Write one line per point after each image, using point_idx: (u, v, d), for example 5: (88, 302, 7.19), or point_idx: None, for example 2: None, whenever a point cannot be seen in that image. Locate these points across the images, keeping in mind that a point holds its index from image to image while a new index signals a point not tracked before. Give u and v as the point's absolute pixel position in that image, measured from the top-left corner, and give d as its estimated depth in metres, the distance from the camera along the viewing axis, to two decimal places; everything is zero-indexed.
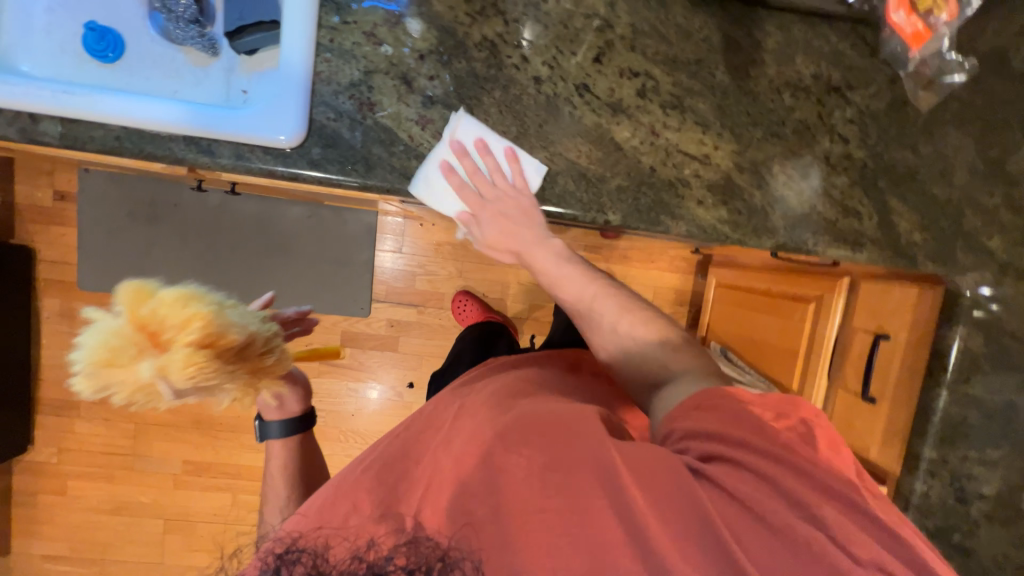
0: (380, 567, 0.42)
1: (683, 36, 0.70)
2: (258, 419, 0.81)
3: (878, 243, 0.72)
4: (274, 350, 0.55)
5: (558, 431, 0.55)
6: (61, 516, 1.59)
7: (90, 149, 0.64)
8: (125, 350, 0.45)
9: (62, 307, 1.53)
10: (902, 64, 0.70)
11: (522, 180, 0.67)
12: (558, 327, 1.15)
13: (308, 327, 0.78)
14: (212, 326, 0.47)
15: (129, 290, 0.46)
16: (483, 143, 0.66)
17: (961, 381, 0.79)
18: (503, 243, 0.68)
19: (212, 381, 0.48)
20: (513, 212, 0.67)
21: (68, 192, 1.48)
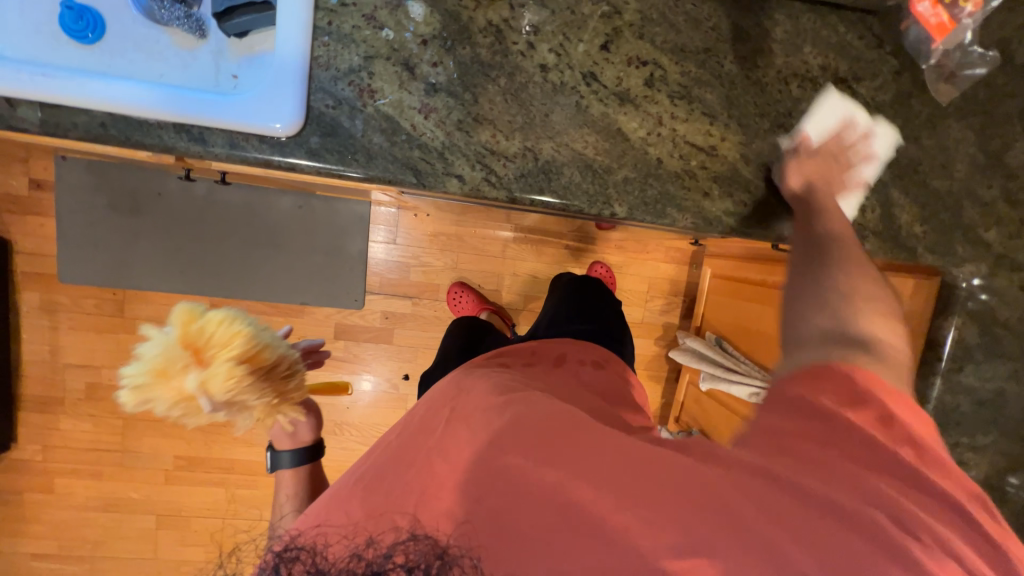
0: (378, 567, 0.39)
1: (692, 24, 0.69)
2: (269, 450, 0.80)
3: (879, 235, 0.73)
4: (297, 373, 0.61)
5: (555, 430, 0.57)
6: (48, 515, 1.56)
7: (74, 137, 0.61)
8: (175, 363, 0.52)
9: (42, 301, 1.48)
10: (926, 56, 0.71)
11: (860, 163, 0.70)
12: (548, 315, 1.14)
13: (320, 359, 0.87)
14: (253, 343, 0.56)
15: (182, 310, 0.53)
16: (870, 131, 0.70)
17: (955, 370, 0.81)
18: (807, 176, 0.68)
19: (245, 395, 0.55)
20: (834, 171, 0.69)
21: (44, 181, 1.42)
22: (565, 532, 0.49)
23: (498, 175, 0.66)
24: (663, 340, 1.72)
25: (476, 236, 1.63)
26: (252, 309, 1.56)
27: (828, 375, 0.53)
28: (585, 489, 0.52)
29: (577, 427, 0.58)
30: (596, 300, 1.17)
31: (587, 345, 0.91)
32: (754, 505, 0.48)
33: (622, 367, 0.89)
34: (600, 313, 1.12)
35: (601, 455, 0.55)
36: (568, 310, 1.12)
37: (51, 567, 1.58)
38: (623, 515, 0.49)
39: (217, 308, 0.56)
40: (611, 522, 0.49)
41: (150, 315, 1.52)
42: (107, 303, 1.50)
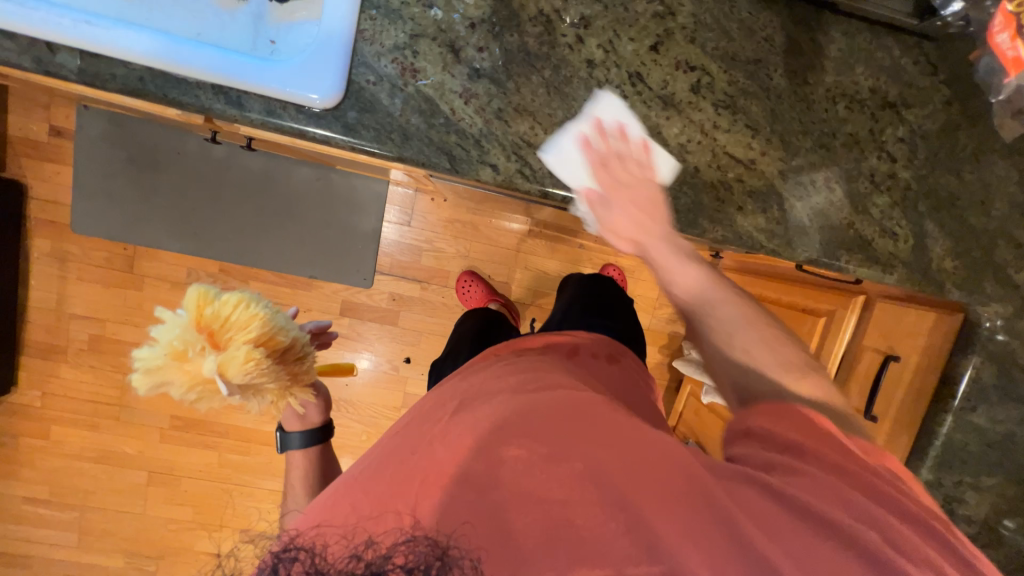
0: (378, 567, 0.38)
1: (745, 32, 0.68)
2: (280, 430, 0.82)
3: (908, 266, 0.72)
4: (308, 357, 0.61)
5: (568, 426, 0.56)
6: (43, 460, 1.57)
7: (110, 88, 0.60)
8: (191, 346, 0.51)
9: (53, 249, 1.47)
10: (997, 89, 0.69)
11: (648, 159, 0.64)
12: (560, 311, 1.12)
13: (326, 341, 0.87)
14: (269, 326, 0.55)
15: (198, 292, 0.53)
16: (620, 125, 0.65)
17: (966, 409, 0.81)
18: (629, 231, 0.63)
19: (262, 378, 0.54)
20: (643, 193, 0.62)
21: (64, 129, 1.41)
22: (571, 536, 0.47)
23: (533, 168, 0.65)
24: (667, 348, 1.71)
25: (491, 227, 1.62)
26: (261, 277, 1.55)
27: (773, 406, 0.55)
28: (595, 496, 0.50)
29: (588, 425, 0.56)
30: (609, 298, 1.16)
31: (602, 339, 0.89)
32: (772, 534, 0.45)
33: (633, 361, 0.87)
34: (614, 310, 1.12)
35: (612, 459, 0.53)
36: (579, 305, 1.11)
37: (40, 512, 1.60)
38: (631, 525, 0.48)
39: (232, 291, 0.55)
40: (619, 533, 0.47)
41: (158, 273, 1.52)
42: (118, 257, 1.49)
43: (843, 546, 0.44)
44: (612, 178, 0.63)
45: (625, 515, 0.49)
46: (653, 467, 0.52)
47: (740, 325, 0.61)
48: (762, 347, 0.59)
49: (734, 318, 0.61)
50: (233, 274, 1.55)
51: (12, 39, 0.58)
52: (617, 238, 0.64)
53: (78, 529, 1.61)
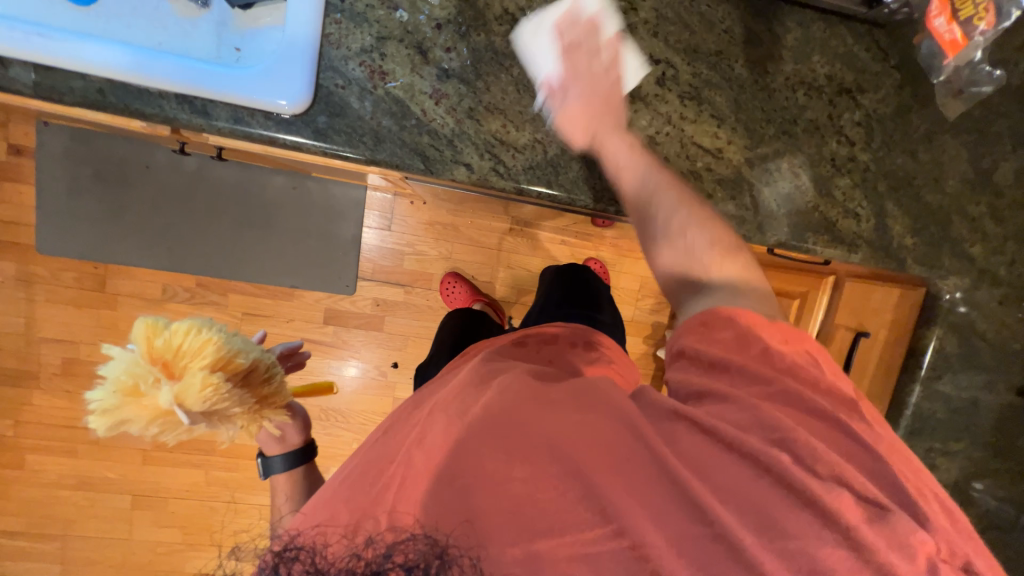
0: (378, 567, 0.37)
1: (706, 25, 0.70)
2: (261, 456, 0.81)
3: (871, 244, 0.75)
4: (276, 376, 0.60)
5: (530, 407, 0.56)
6: (19, 491, 1.51)
7: (68, 101, 0.59)
8: (147, 379, 0.50)
9: (18, 271, 1.42)
10: (937, 70, 0.72)
11: (617, 62, 0.64)
12: (540, 304, 1.14)
13: (299, 361, 0.88)
14: (226, 348, 0.54)
15: (146, 323, 0.51)
16: (597, 19, 0.63)
17: (934, 378, 0.84)
18: (584, 122, 0.62)
19: (225, 403, 0.53)
20: (603, 89, 0.62)
21: (24, 147, 1.36)
22: (535, 513, 0.48)
23: (506, 166, 0.66)
24: (652, 338, 1.74)
25: (473, 227, 1.62)
26: (239, 289, 1.52)
27: (718, 324, 0.56)
28: (555, 471, 0.51)
29: (547, 405, 0.56)
30: (588, 287, 1.18)
31: (585, 329, 0.89)
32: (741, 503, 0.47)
33: (613, 347, 0.87)
34: (592, 300, 1.13)
35: (569, 433, 0.53)
36: (560, 296, 1.13)
37: (19, 545, 1.54)
38: (590, 495, 0.49)
39: (182, 319, 0.53)
40: (576, 502, 0.49)
41: (132, 291, 1.48)
42: (88, 277, 1.45)
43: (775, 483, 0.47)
44: (575, 68, 0.62)
45: (585, 485, 0.50)
46: (608, 435, 0.53)
47: (688, 223, 0.60)
48: (704, 244, 0.60)
49: (676, 219, 0.60)
50: (212, 288, 1.52)
51: None
52: (571, 127, 0.61)
53: (60, 560, 1.55)
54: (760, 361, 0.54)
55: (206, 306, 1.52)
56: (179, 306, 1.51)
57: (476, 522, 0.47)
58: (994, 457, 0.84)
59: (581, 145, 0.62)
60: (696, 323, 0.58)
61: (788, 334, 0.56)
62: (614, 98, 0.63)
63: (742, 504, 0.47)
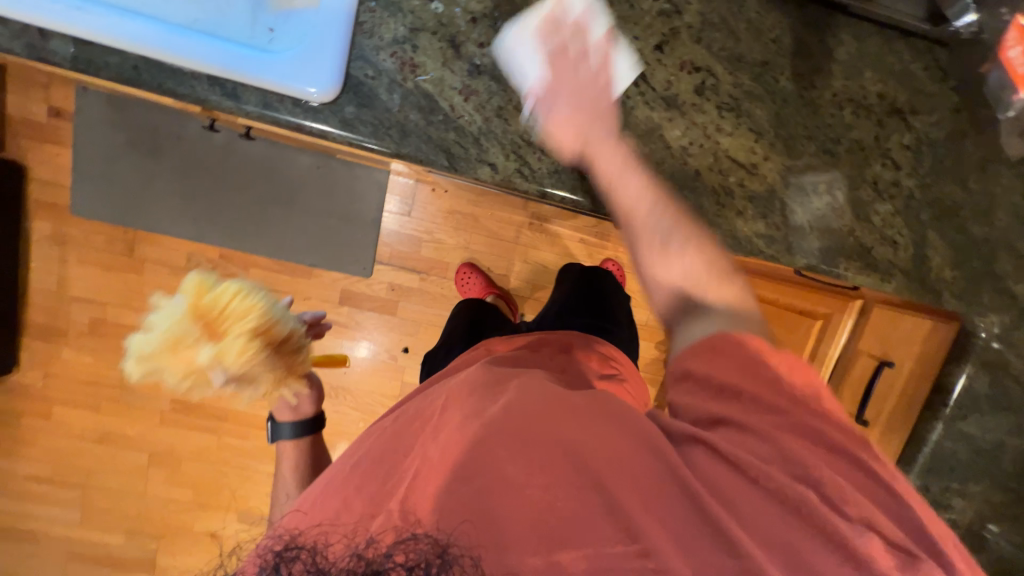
0: (378, 566, 0.37)
1: (753, 33, 0.66)
2: (270, 420, 0.83)
3: (906, 274, 0.71)
4: (306, 350, 0.65)
5: (550, 414, 0.55)
6: (44, 439, 1.60)
7: (104, 77, 0.59)
8: (192, 333, 0.55)
9: (53, 231, 1.47)
10: (1007, 106, 0.67)
11: (605, 66, 0.61)
12: (555, 306, 1.11)
13: (320, 331, 0.87)
14: (266, 315, 0.59)
15: (198, 281, 0.56)
16: (580, 24, 0.60)
17: (957, 418, 0.81)
18: (573, 131, 0.59)
19: (258, 368, 0.58)
20: (591, 94, 0.59)
21: (64, 109, 1.40)
22: (555, 524, 0.47)
23: (531, 168, 0.64)
24: (664, 345, 1.72)
25: (492, 219, 1.61)
26: (260, 264, 1.56)
27: (728, 349, 0.51)
28: (577, 481, 0.50)
29: (566, 409, 0.56)
30: (605, 294, 1.15)
31: (593, 338, 0.89)
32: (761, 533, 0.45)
33: (622, 359, 0.88)
34: (608, 309, 1.11)
35: (591, 441, 0.52)
36: (577, 303, 1.10)
37: (42, 490, 1.63)
38: (611, 508, 0.48)
39: (230, 281, 0.58)
40: (603, 517, 0.48)
41: (158, 257, 1.52)
42: (118, 241, 1.50)
43: (786, 507, 0.45)
44: (559, 73, 0.59)
45: (607, 497, 0.49)
46: (629, 445, 0.52)
47: (676, 232, 0.56)
48: (698, 263, 0.56)
49: (663, 227, 0.56)
50: (233, 260, 1.55)
51: (4, 24, 0.57)
52: (560, 136, 0.59)
53: (80, 507, 1.64)
54: (759, 377, 0.49)
55: (227, 278, 1.56)
56: None
57: (492, 524, 0.47)
58: (1015, 504, 0.81)
59: (573, 154, 0.59)
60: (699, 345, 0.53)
61: (797, 365, 0.50)
62: (606, 106, 0.60)
63: (755, 525, 0.45)
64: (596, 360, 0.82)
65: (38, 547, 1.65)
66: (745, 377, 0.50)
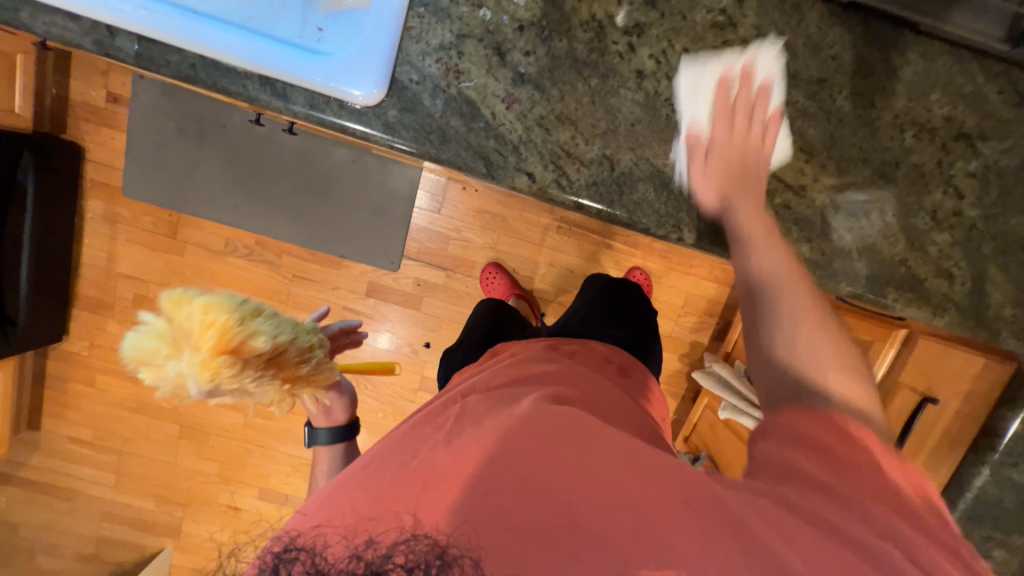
0: (378, 567, 0.40)
1: (812, 49, 0.63)
2: (308, 427, 0.85)
3: (961, 309, 0.67)
4: (307, 360, 0.64)
5: (574, 435, 0.56)
6: (87, 405, 1.69)
7: (164, 74, 0.62)
8: (163, 347, 0.55)
9: (105, 210, 1.56)
10: None
11: (771, 130, 0.62)
12: (579, 314, 1.10)
13: (357, 340, 0.89)
14: (236, 331, 0.56)
15: (169, 296, 0.55)
16: (765, 88, 0.62)
17: (1007, 464, 0.75)
18: (719, 188, 0.61)
19: (235, 383, 0.56)
20: (741, 156, 0.61)
21: (121, 96, 1.48)
22: (574, 538, 0.46)
23: (569, 178, 0.63)
24: (688, 357, 1.68)
25: (520, 220, 1.61)
26: (293, 253, 1.60)
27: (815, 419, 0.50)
28: (597, 498, 0.49)
29: (594, 435, 0.56)
30: (632, 307, 1.14)
31: (615, 349, 0.88)
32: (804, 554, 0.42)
33: (647, 375, 0.86)
34: (633, 321, 1.10)
35: (613, 464, 0.53)
36: (600, 314, 1.09)
37: (83, 452, 1.73)
38: (635, 527, 0.47)
39: (201, 294, 0.57)
40: (623, 536, 0.46)
41: (199, 241, 1.58)
42: (163, 223, 1.57)
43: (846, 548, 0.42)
44: (726, 126, 0.61)
45: (631, 515, 0.47)
46: (654, 473, 0.52)
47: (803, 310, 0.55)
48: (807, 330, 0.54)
49: (794, 303, 0.55)
50: (268, 247, 1.60)
51: (77, 21, 0.60)
52: (705, 183, 0.61)
53: (115, 471, 1.73)
54: (820, 432, 0.49)
55: (262, 264, 1.61)
56: (238, 260, 1.60)
57: (508, 534, 0.46)
58: None
59: (712, 202, 0.61)
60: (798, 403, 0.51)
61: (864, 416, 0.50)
62: (756, 169, 0.61)
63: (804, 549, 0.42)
64: (617, 369, 0.81)
65: (76, 506, 1.75)
66: (817, 426, 0.49)
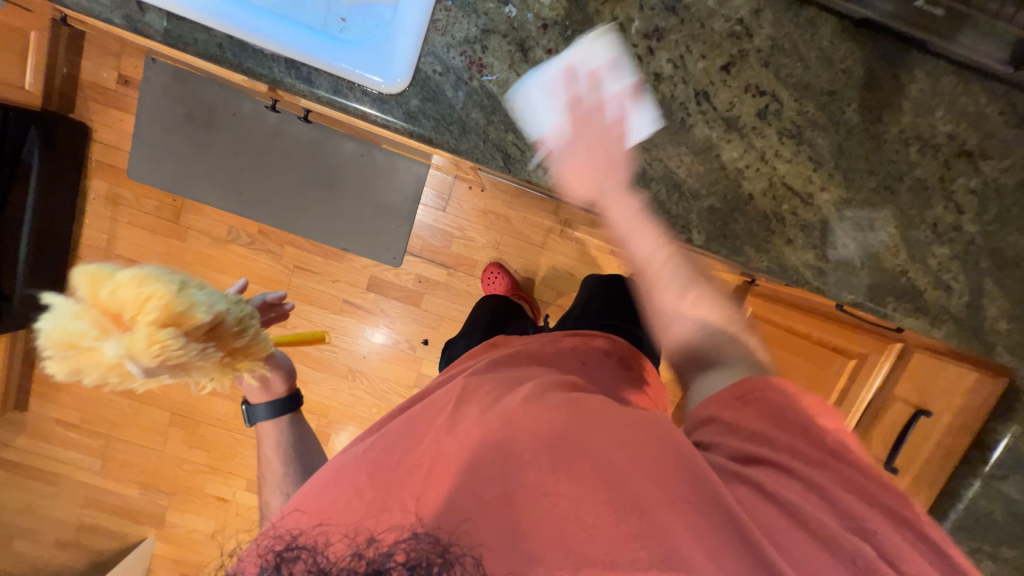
0: (379, 565, 0.38)
1: (824, 62, 0.65)
2: (246, 404, 0.82)
3: (958, 321, 0.69)
4: (246, 330, 0.58)
5: (566, 418, 0.54)
6: (77, 387, 1.67)
7: (189, 52, 0.63)
8: (95, 329, 0.48)
9: (108, 191, 1.55)
10: None
11: (616, 117, 0.63)
12: (576, 313, 1.12)
13: (283, 312, 0.83)
14: (176, 300, 0.50)
15: (86, 274, 0.48)
16: (596, 74, 0.63)
17: (997, 477, 0.78)
18: (583, 178, 0.62)
19: (181, 358, 0.51)
20: (600, 148, 0.62)
21: (132, 79, 1.49)
22: (583, 538, 0.46)
23: None
24: None
25: (524, 222, 1.62)
26: (296, 243, 1.60)
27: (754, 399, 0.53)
28: (604, 493, 0.48)
29: (599, 419, 0.54)
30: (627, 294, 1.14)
31: (614, 338, 0.87)
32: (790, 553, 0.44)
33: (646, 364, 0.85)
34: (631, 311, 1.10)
35: (612, 449, 0.51)
36: (598, 307, 1.10)
37: (69, 436, 1.70)
38: (643, 527, 0.46)
39: (129, 269, 0.50)
40: (631, 537, 0.46)
41: (202, 227, 1.58)
42: (167, 207, 1.56)
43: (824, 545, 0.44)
44: (577, 125, 0.62)
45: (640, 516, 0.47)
46: (660, 457, 0.50)
47: (689, 283, 0.63)
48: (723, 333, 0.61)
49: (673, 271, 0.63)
50: (271, 237, 1.59)
51: None
52: (575, 185, 0.63)
53: (101, 457, 1.71)
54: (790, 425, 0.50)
55: (263, 254, 1.60)
56: (240, 249, 1.60)
57: (522, 538, 0.46)
58: None
59: (584, 199, 0.63)
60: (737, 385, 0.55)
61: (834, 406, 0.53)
62: (618, 156, 0.63)
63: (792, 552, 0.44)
64: (616, 359, 0.80)
65: (59, 490, 1.72)
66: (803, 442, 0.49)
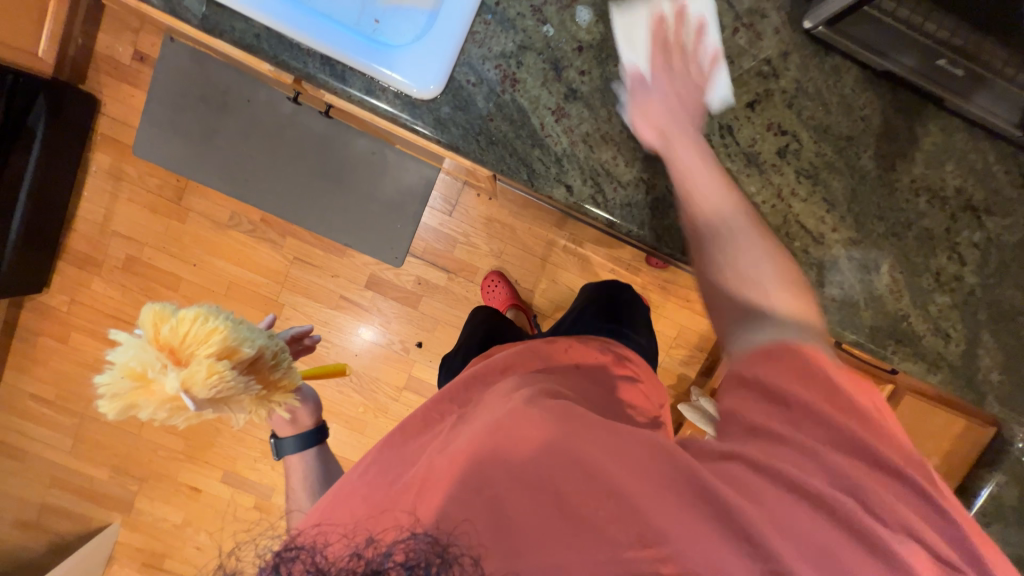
0: (377, 565, 0.36)
1: (844, 108, 0.68)
2: (273, 438, 0.81)
3: (954, 369, 0.71)
4: (282, 365, 0.56)
5: (555, 421, 0.51)
6: (55, 362, 1.61)
7: (226, 39, 0.63)
8: (153, 366, 0.47)
9: (111, 165, 1.52)
10: None
11: (707, 67, 0.64)
12: (573, 316, 1.12)
13: (310, 344, 0.85)
14: (234, 334, 0.50)
15: (153, 310, 0.48)
16: (701, 21, 0.64)
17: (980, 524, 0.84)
18: (659, 117, 0.62)
19: (234, 391, 0.50)
20: (683, 91, 0.62)
21: (148, 56, 1.48)
22: (567, 530, 0.44)
23: (605, 196, 0.66)
24: (675, 390, 1.68)
25: (529, 234, 1.63)
26: (299, 235, 1.58)
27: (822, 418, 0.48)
28: (584, 482, 0.47)
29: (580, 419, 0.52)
30: (627, 306, 1.15)
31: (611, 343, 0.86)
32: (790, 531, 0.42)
33: (646, 369, 0.84)
34: (629, 318, 1.12)
35: (596, 446, 0.49)
36: (596, 311, 1.11)
37: (42, 412, 1.64)
38: (620, 510, 0.45)
39: (190, 304, 0.50)
40: (610, 520, 0.45)
41: (204, 210, 1.55)
42: (170, 187, 1.54)
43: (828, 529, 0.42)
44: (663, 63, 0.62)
45: (617, 498, 0.46)
46: (631, 448, 0.49)
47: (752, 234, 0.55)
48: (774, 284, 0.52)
49: (725, 205, 0.56)
50: (273, 225, 1.57)
51: None
52: (643, 118, 0.62)
53: (73, 436, 1.65)
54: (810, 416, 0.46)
55: (263, 243, 1.57)
56: (240, 235, 1.57)
57: (511, 535, 0.44)
58: None
59: (651, 138, 0.62)
60: (760, 351, 0.48)
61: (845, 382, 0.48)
62: (694, 103, 0.63)
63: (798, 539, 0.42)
64: (613, 363, 0.79)
65: (26, 467, 1.65)
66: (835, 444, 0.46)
